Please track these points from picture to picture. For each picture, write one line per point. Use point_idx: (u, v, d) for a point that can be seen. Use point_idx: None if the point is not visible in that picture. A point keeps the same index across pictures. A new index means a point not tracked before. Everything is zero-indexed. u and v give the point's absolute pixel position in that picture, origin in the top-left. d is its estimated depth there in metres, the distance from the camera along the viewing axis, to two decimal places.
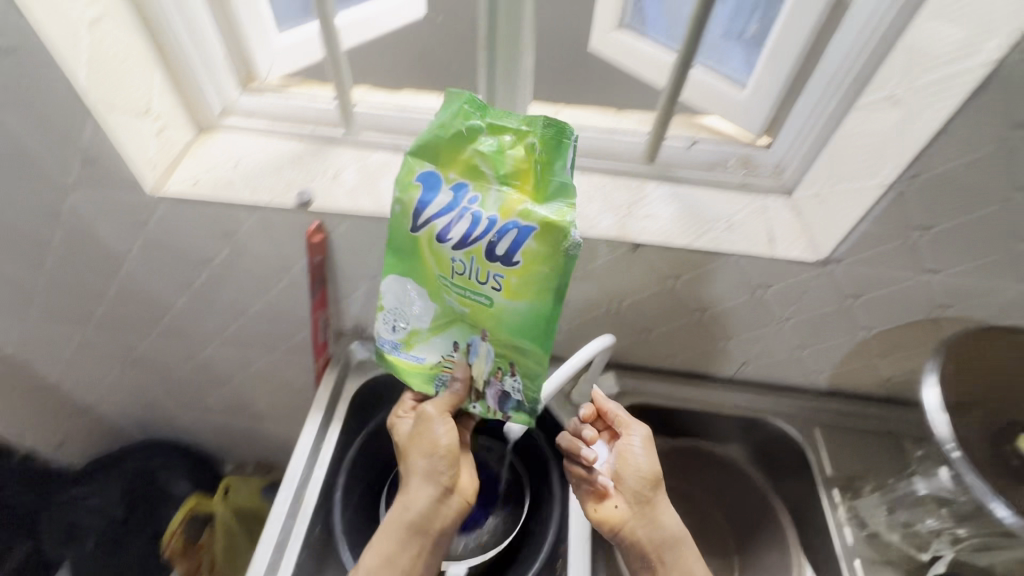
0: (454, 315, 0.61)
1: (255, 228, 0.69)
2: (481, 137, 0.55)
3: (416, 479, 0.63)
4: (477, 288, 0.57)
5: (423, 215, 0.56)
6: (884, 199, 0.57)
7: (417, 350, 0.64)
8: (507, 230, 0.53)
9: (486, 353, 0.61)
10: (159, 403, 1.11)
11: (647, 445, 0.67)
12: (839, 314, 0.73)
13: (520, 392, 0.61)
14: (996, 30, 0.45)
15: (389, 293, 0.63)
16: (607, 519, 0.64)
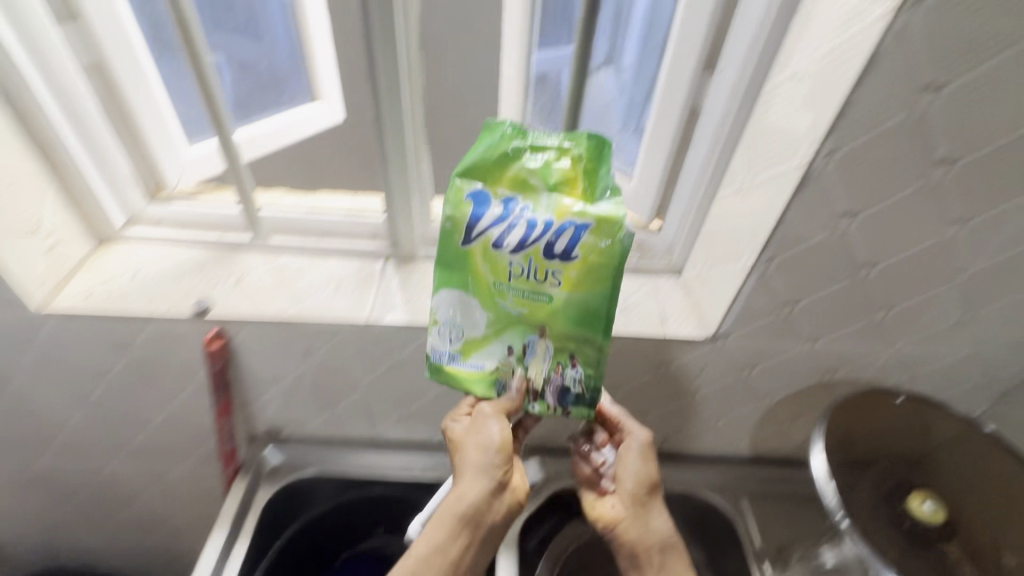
0: (510, 320, 0.59)
1: (152, 339, 0.68)
2: (525, 155, 0.58)
3: (473, 470, 0.60)
4: (537, 288, 0.57)
5: (476, 228, 0.57)
6: (750, 279, 0.61)
7: (479, 356, 0.60)
8: (564, 229, 0.55)
9: (545, 351, 0.59)
10: (56, 528, 1.01)
11: (643, 456, 0.65)
12: (742, 384, 0.77)
13: (582, 383, 0.60)
14: (802, 138, 0.51)
15: (441, 303, 0.60)
16: (601, 517, 0.67)
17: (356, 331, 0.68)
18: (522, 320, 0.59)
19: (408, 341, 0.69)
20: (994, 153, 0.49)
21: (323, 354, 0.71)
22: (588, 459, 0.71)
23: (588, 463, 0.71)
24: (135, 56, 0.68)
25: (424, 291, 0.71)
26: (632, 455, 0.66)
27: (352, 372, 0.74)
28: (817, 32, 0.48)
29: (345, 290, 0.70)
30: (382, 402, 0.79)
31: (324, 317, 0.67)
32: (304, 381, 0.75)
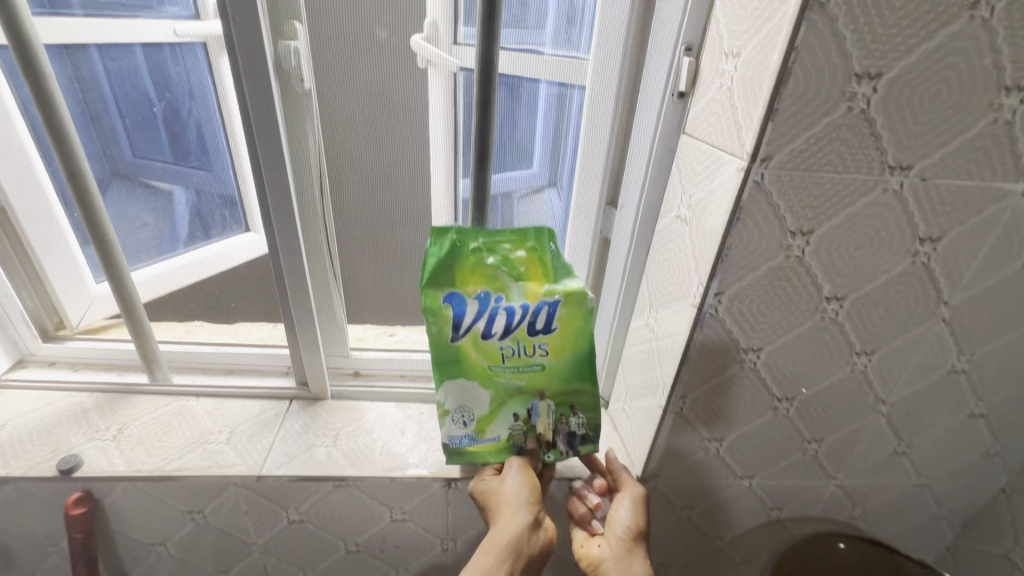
0: (509, 394, 0.57)
1: (6, 504, 0.59)
2: (482, 254, 0.57)
3: (505, 514, 0.52)
4: (527, 362, 0.56)
5: (462, 325, 0.55)
6: (667, 417, 0.59)
7: (494, 429, 0.58)
8: (540, 308, 0.55)
9: (547, 407, 0.58)
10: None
11: (633, 506, 0.57)
12: (684, 525, 0.70)
13: (591, 428, 0.59)
14: (691, 280, 0.51)
15: (447, 395, 0.57)
16: (586, 555, 0.57)
17: (246, 488, 0.60)
18: (522, 391, 0.57)
19: (306, 496, 0.61)
20: (876, 290, 0.49)
21: (209, 514, 0.63)
22: (583, 497, 0.63)
23: (582, 502, 0.62)
24: (54, 219, 0.65)
25: (328, 435, 0.65)
26: (621, 502, 0.58)
27: (243, 533, 0.65)
28: (689, 182, 0.51)
29: (242, 438, 0.64)
30: (282, 564, 0.69)
31: (208, 472, 0.59)
32: (189, 544, 0.65)
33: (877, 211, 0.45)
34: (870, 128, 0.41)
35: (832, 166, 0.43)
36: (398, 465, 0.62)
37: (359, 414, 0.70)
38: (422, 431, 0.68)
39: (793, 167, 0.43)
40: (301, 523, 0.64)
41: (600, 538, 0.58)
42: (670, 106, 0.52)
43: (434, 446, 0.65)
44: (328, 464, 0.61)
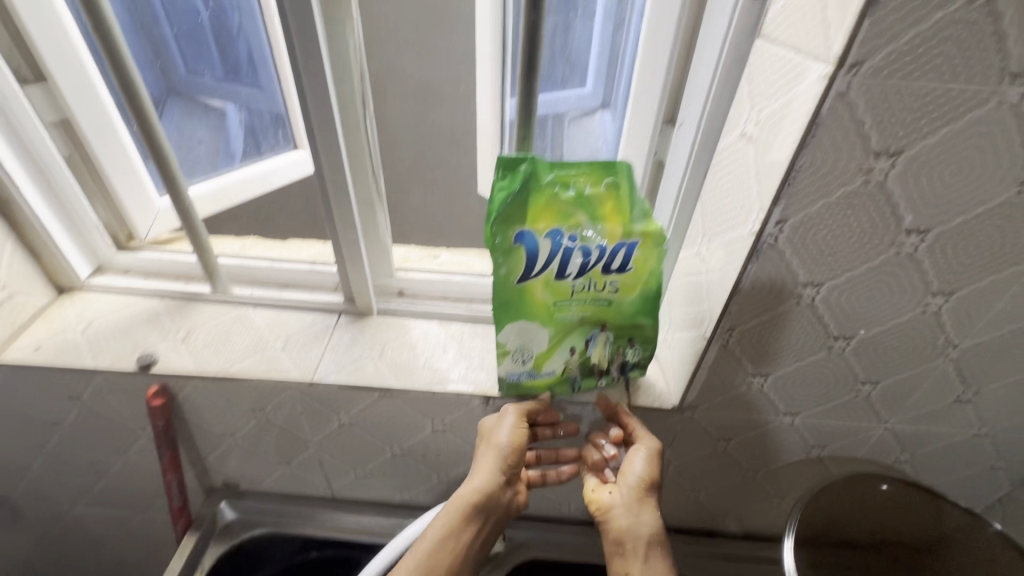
0: (572, 326, 0.59)
1: (100, 391, 0.67)
2: (557, 189, 0.53)
3: (481, 471, 0.59)
4: (595, 296, 0.57)
5: (536, 266, 0.54)
6: (711, 349, 0.57)
7: (551, 363, 0.60)
8: (618, 249, 0.54)
9: (605, 339, 0.60)
10: (52, 549, 1.05)
11: (649, 458, 0.58)
12: (718, 456, 0.71)
13: (644, 357, 0.62)
14: (750, 207, 0.48)
15: (510, 334, 0.58)
16: (595, 500, 0.59)
17: (301, 393, 0.65)
18: (582, 323, 0.59)
19: (354, 403, 0.65)
20: (967, 224, 0.44)
21: (270, 413, 0.68)
22: (598, 445, 0.63)
23: (597, 448, 0.63)
24: (115, 132, 0.70)
25: (374, 348, 0.68)
26: (638, 454, 0.59)
27: (300, 431, 0.70)
28: (761, 95, 0.45)
29: (295, 346, 0.68)
30: (335, 461, 0.75)
31: (266, 376, 0.64)
32: (255, 436, 0.72)
33: (984, 129, 0.38)
34: (995, 26, 0.34)
35: (938, 74, 0.37)
36: (439, 380, 0.64)
37: (404, 329, 0.71)
38: (464, 349, 0.68)
39: (888, 75, 0.37)
40: (350, 427, 0.69)
41: (611, 485, 0.59)
42: (746, 4, 0.46)
43: (474, 364, 0.67)
44: (373, 376, 0.64)
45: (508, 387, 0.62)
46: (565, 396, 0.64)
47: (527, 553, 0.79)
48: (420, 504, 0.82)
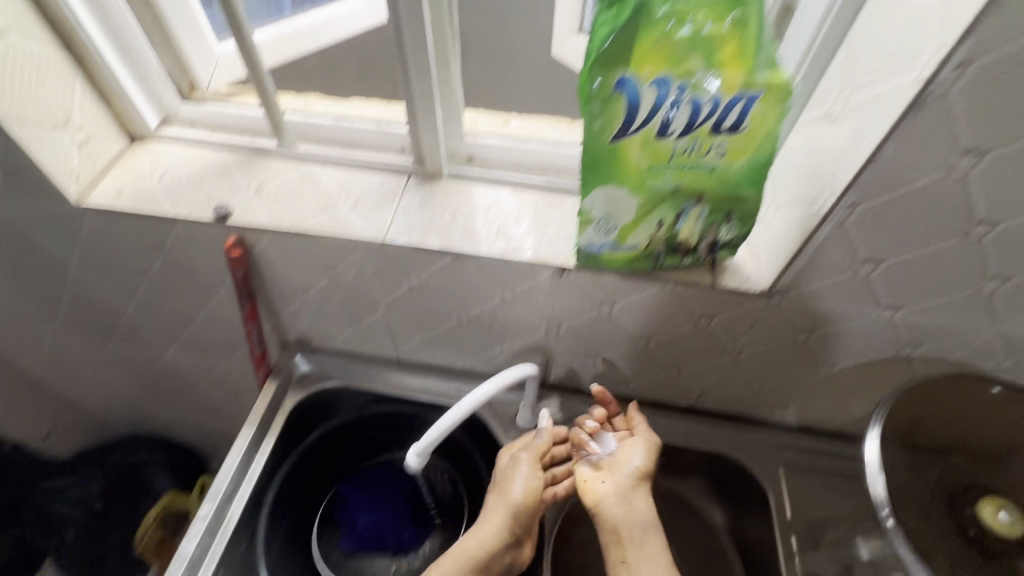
0: (664, 197, 0.53)
1: (181, 241, 0.68)
2: (670, 26, 0.45)
3: (496, 511, 0.66)
4: (697, 162, 0.50)
5: (635, 122, 0.48)
6: (822, 229, 0.51)
7: (636, 237, 0.56)
8: (734, 104, 0.46)
9: (698, 213, 0.55)
10: (150, 388, 1.18)
11: (644, 453, 0.65)
12: (796, 348, 0.67)
13: (738, 236, 0.57)
14: (925, 45, 0.39)
15: (596, 201, 0.54)
16: (588, 492, 0.63)
17: (372, 253, 0.64)
18: (676, 193, 0.53)
19: (425, 267, 0.65)
20: None
21: (342, 272, 0.69)
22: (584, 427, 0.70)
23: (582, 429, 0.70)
24: None
25: (444, 213, 0.65)
26: (634, 447, 0.66)
27: (369, 293, 0.71)
28: None
29: (365, 205, 0.66)
30: (402, 325, 0.77)
31: (339, 234, 0.63)
32: (327, 295, 0.74)
33: None
34: None
35: None
36: (513, 248, 0.62)
37: (476, 196, 0.67)
38: (538, 219, 0.65)
39: None
40: (420, 292, 0.69)
41: (603, 475, 0.64)
42: None
43: (550, 235, 0.63)
44: (446, 240, 0.63)
45: (586, 258, 0.59)
46: (646, 273, 0.60)
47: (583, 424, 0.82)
48: (480, 373, 0.85)
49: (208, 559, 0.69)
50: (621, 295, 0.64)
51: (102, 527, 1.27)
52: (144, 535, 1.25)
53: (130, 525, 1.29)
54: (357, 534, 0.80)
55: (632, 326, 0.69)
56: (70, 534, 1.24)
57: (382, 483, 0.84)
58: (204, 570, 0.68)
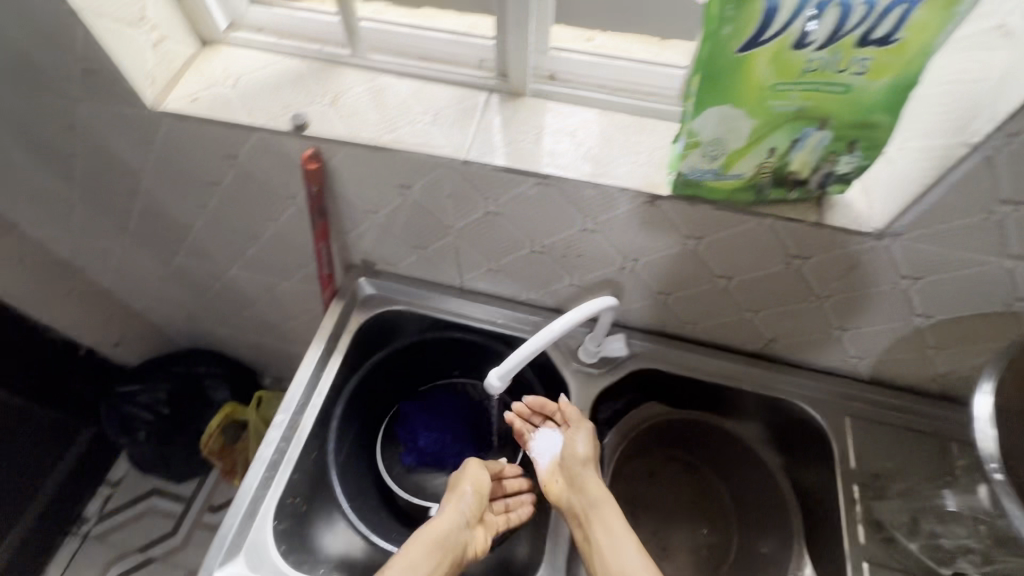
0: (783, 120, 0.48)
1: (255, 152, 0.67)
2: None
3: (450, 503, 0.69)
4: (830, 80, 0.45)
5: (769, 29, 0.42)
6: (969, 160, 0.47)
7: (743, 165, 0.52)
8: (893, 8, 0.40)
9: (818, 141, 0.50)
10: (211, 305, 1.22)
11: (587, 437, 0.72)
12: (891, 296, 0.63)
13: (857, 169, 0.52)
14: None
15: (707, 122, 0.49)
16: (549, 487, 0.71)
17: (452, 172, 0.62)
18: (798, 116, 0.48)
19: (506, 190, 0.62)
20: None
21: (417, 192, 0.67)
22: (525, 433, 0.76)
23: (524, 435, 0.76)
24: None
25: (528, 132, 0.61)
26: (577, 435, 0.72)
27: (442, 216, 0.70)
28: None
29: (445, 122, 0.62)
30: (471, 252, 0.76)
31: (420, 149, 0.61)
32: (398, 217, 0.73)
33: None
34: None
35: None
36: (602, 172, 0.58)
37: (562, 117, 0.63)
38: (629, 143, 0.60)
39: None
40: (496, 217, 0.67)
41: (558, 469, 0.71)
42: None
43: (642, 162, 0.59)
44: (532, 161, 0.59)
45: (683, 187, 0.55)
46: (746, 205, 0.57)
47: (645, 362, 0.81)
48: (543, 305, 0.84)
49: (286, 463, 0.72)
50: (711, 230, 0.61)
51: (172, 429, 1.37)
52: (208, 440, 1.33)
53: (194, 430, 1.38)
54: (419, 451, 0.84)
55: (715, 265, 0.66)
56: (142, 435, 1.34)
57: (442, 406, 0.88)
58: (281, 472, 0.72)
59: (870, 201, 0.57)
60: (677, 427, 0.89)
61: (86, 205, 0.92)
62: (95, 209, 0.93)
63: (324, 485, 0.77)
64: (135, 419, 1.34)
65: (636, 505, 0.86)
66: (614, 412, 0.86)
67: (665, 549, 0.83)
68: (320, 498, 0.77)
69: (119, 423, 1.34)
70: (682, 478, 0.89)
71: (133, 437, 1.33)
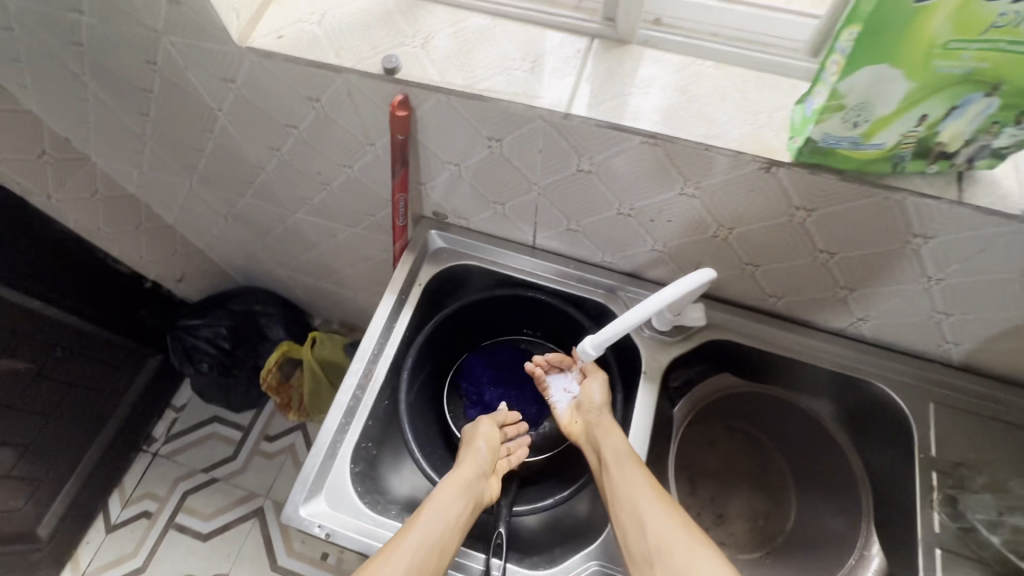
0: (947, 83, 0.43)
1: (339, 95, 0.64)
2: None
3: (466, 455, 0.72)
4: (1019, 38, 0.39)
5: None
6: None
7: (887, 134, 0.47)
8: None
9: (980, 110, 0.45)
10: (272, 247, 1.24)
11: (601, 385, 0.75)
12: (1014, 282, 0.59)
13: (1018, 143, 0.47)
14: None
15: (856, 84, 0.44)
16: (570, 432, 0.75)
17: (549, 126, 0.58)
18: (966, 80, 0.43)
19: (605, 147, 0.59)
20: None
21: (505, 145, 0.64)
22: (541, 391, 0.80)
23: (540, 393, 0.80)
24: None
25: (634, 86, 0.57)
26: (592, 385, 0.76)
27: (528, 171, 0.66)
28: None
29: (543, 71, 0.59)
30: (551, 210, 0.73)
31: (519, 101, 0.57)
32: (479, 170, 0.70)
33: None
34: None
35: None
36: (715, 134, 0.54)
37: (669, 70, 0.58)
38: (744, 102, 0.55)
39: None
40: (587, 176, 0.64)
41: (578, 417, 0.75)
42: None
43: (759, 124, 0.54)
44: (638, 116, 0.56)
45: (809, 154, 0.51)
46: (878, 177, 0.52)
47: (719, 334, 0.79)
48: (617, 269, 0.82)
49: (361, 410, 0.74)
50: (827, 203, 0.56)
51: (231, 363, 1.39)
52: (265, 375, 1.38)
53: (251, 365, 1.42)
54: (484, 405, 0.85)
55: (820, 239, 0.62)
56: (205, 366, 1.36)
57: (506, 362, 0.89)
58: (357, 418, 0.74)
59: (1020, 180, 0.52)
60: (743, 399, 0.88)
61: (158, 142, 0.92)
62: (167, 147, 0.93)
63: (393, 432, 0.80)
64: (196, 350, 1.36)
65: (692, 472, 0.86)
66: (685, 380, 0.85)
67: (721, 516, 0.84)
68: (389, 444, 0.80)
69: (181, 353, 1.37)
70: (744, 448, 0.88)
71: (196, 368, 1.37)
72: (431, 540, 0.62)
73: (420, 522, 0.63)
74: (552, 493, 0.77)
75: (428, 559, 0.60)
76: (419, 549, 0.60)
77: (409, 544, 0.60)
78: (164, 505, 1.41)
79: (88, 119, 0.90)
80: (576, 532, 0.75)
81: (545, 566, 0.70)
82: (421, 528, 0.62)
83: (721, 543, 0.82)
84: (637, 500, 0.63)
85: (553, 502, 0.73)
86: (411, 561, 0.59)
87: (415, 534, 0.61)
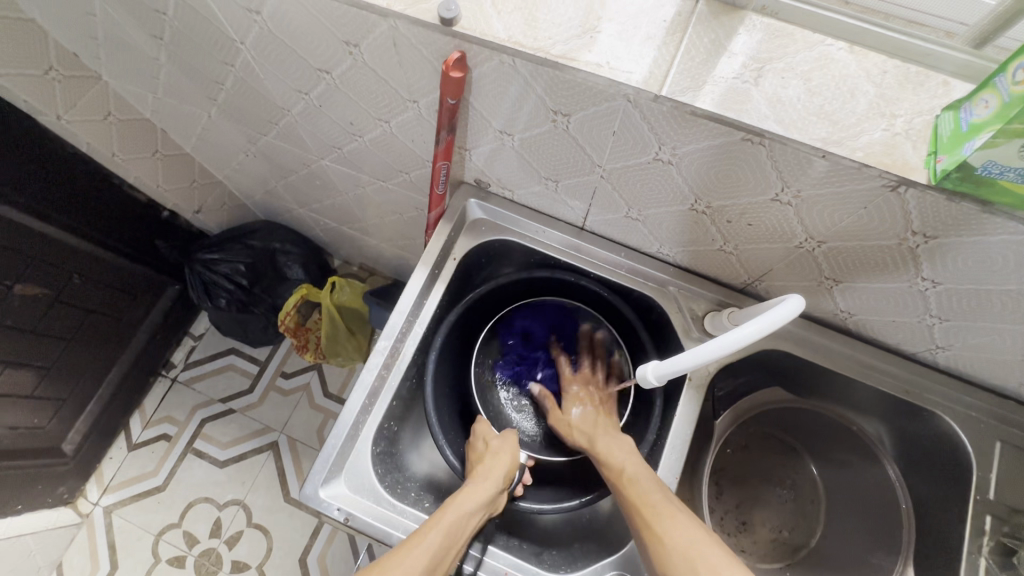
0: None
1: (383, 42, 0.54)
2: None
3: (486, 467, 0.67)
4: None
5: None
6: None
7: None
8: None
9: None
10: (291, 187, 1.16)
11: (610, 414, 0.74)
12: None
13: None
14: None
15: None
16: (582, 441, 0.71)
17: (632, 106, 0.49)
18: None
19: (695, 137, 0.49)
20: None
21: (573, 122, 0.54)
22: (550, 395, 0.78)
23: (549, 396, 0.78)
24: None
25: (746, 66, 0.47)
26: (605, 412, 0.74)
27: (594, 151, 0.58)
28: None
29: (631, 36, 0.48)
30: (611, 195, 0.64)
31: (599, 75, 0.47)
32: (534, 142, 0.61)
33: None
34: None
35: None
36: (838, 137, 0.45)
37: (787, 49, 0.47)
38: (876, 100, 0.46)
39: None
40: (663, 166, 0.55)
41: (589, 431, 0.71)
42: None
43: (894, 130, 0.45)
44: (746, 108, 0.46)
45: (956, 180, 0.42)
46: None
47: (776, 344, 0.72)
48: (671, 261, 0.73)
49: (385, 390, 0.70)
50: (951, 233, 0.48)
51: (249, 301, 1.34)
52: (284, 319, 1.33)
53: (269, 304, 1.37)
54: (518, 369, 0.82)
55: (928, 267, 0.53)
56: (223, 302, 1.32)
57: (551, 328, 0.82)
58: (380, 399, 0.70)
59: None
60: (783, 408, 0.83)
61: (175, 69, 0.83)
62: (184, 74, 0.83)
63: (416, 409, 0.77)
64: (213, 283, 1.31)
65: (719, 476, 0.84)
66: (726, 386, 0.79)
67: (744, 523, 0.82)
68: (409, 420, 0.76)
69: (200, 287, 1.32)
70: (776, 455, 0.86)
71: (214, 303, 1.33)
72: (447, 540, 0.57)
73: (440, 525, 0.58)
74: (575, 495, 0.72)
75: (445, 555, 0.57)
76: (436, 552, 0.56)
77: (426, 544, 0.56)
78: (182, 431, 1.43)
79: (97, 37, 0.80)
80: (597, 535, 0.72)
81: (565, 569, 0.68)
82: (440, 530, 0.58)
83: (742, 550, 0.80)
84: (672, 527, 0.57)
85: (577, 504, 0.68)
86: (427, 562, 0.54)
87: (432, 537, 0.57)
